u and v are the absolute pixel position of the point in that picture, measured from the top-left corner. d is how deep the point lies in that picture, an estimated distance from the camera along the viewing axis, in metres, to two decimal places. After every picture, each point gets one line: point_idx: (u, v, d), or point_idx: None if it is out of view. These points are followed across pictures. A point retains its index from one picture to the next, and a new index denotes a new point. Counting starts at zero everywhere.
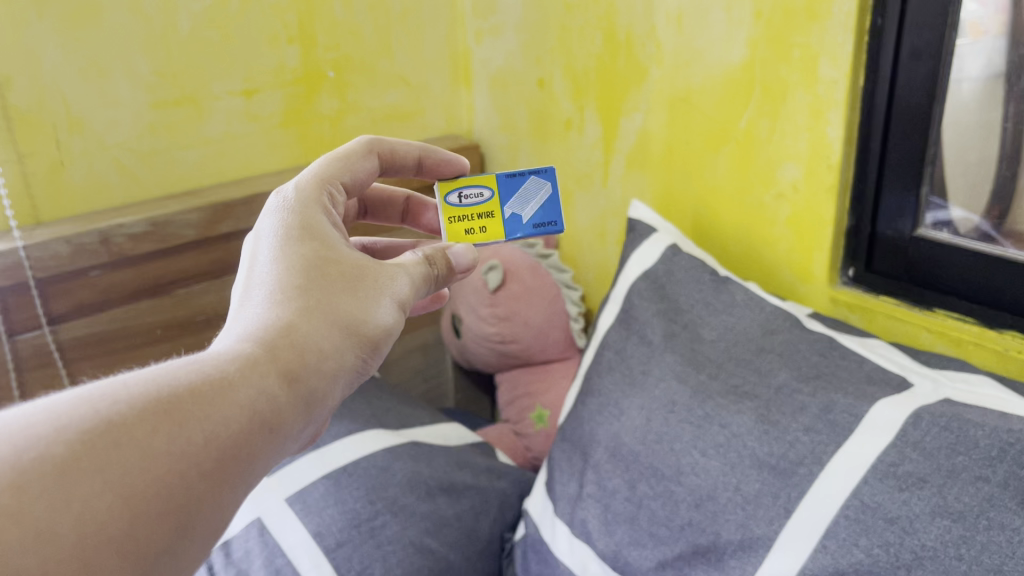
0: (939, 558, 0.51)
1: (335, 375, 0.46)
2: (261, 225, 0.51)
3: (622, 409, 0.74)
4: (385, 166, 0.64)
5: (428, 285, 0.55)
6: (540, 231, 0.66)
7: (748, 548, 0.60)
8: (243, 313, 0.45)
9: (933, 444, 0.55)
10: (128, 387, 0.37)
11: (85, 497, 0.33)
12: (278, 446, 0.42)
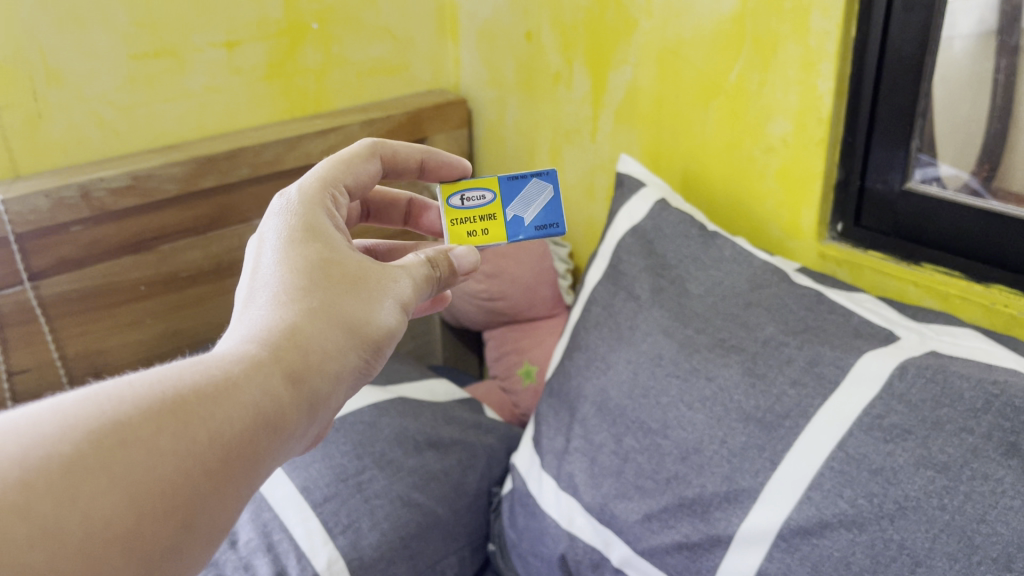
0: (922, 508, 0.52)
1: (338, 376, 0.47)
2: (266, 226, 0.52)
3: (609, 364, 0.74)
4: (389, 167, 0.64)
5: (431, 285, 0.56)
6: (543, 233, 0.66)
7: (733, 500, 0.60)
8: (247, 313, 0.47)
9: (918, 396, 0.56)
10: (135, 387, 0.39)
11: (92, 494, 0.35)
12: (282, 445, 0.43)
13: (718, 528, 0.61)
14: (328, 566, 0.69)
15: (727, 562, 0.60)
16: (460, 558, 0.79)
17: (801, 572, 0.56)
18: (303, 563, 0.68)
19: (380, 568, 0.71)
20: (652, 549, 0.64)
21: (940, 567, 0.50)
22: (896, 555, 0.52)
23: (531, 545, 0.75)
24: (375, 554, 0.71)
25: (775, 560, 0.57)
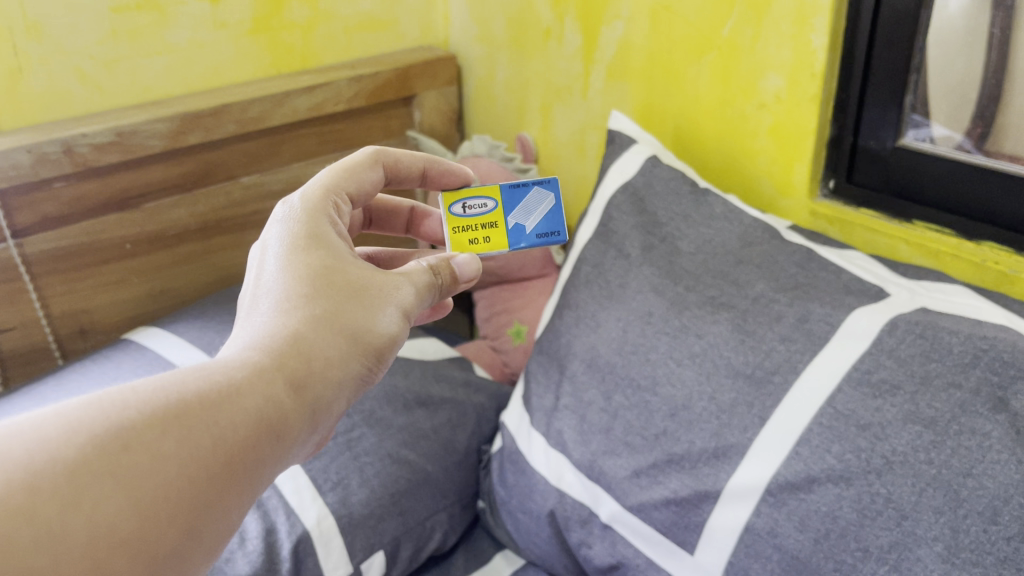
0: (909, 463, 0.52)
1: (342, 384, 0.46)
2: (268, 232, 0.50)
3: (599, 321, 0.73)
4: (392, 178, 0.61)
5: (433, 293, 0.54)
6: (545, 241, 0.64)
7: (722, 456, 0.60)
8: (250, 320, 0.45)
9: (907, 351, 0.56)
10: (138, 393, 0.38)
11: (95, 499, 0.34)
12: (285, 453, 0.42)
13: (707, 484, 0.61)
14: (318, 523, 0.69)
15: (715, 517, 0.60)
16: (450, 515, 0.79)
17: (788, 527, 0.56)
18: (292, 519, 0.68)
19: (369, 524, 0.71)
20: (640, 505, 0.65)
21: (926, 521, 0.50)
22: (882, 509, 0.52)
23: (520, 502, 0.76)
24: (364, 510, 0.71)
25: (763, 515, 0.57)
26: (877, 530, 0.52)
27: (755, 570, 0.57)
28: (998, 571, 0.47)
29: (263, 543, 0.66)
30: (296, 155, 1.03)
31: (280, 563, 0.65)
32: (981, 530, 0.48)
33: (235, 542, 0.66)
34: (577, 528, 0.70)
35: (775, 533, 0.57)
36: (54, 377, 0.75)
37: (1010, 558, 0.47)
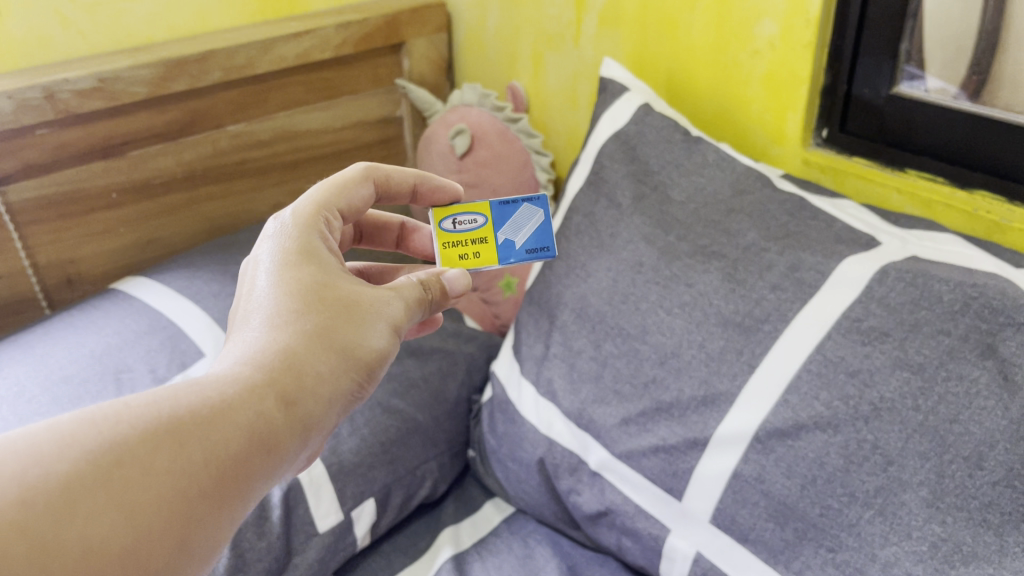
0: (897, 409, 0.52)
1: (333, 399, 0.46)
2: (259, 248, 0.51)
3: (589, 271, 0.73)
4: (380, 194, 0.61)
5: (422, 307, 0.53)
6: (534, 257, 0.63)
7: (710, 403, 0.61)
8: (240, 336, 0.45)
9: (898, 299, 0.55)
10: (130, 409, 0.39)
11: (89, 512, 0.35)
12: (276, 467, 0.43)
13: (696, 431, 0.61)
14: (308, 471, 0.69)
15: (703, 464, 0.60)
16: (441, 464, 0.80)
17: (776, 473, 0.57)
18: None
19: (360, 472, 0.72)
20: (629, 452, 0.65)
21: (912, 466, 0.51)
22: (869, 455, 0.53)
23: (510, 451, 0.76)
24: (355, 459, 0.72)
25: (751, 462, 0.58)
26: (864, 475, 0.53)
27: (742, 515, 0.58)
28: (982, 515, 0.48)
29: None
30: (283, 104, 1.01)
31: (272, 511, 0.66)
32: (966, 475, 0.49)
33: None
34: (567, 476, 0.70)
35: (763, 479, 0.57)
36: (38, 328, 0.74)
37: (994, 502, 0.48)
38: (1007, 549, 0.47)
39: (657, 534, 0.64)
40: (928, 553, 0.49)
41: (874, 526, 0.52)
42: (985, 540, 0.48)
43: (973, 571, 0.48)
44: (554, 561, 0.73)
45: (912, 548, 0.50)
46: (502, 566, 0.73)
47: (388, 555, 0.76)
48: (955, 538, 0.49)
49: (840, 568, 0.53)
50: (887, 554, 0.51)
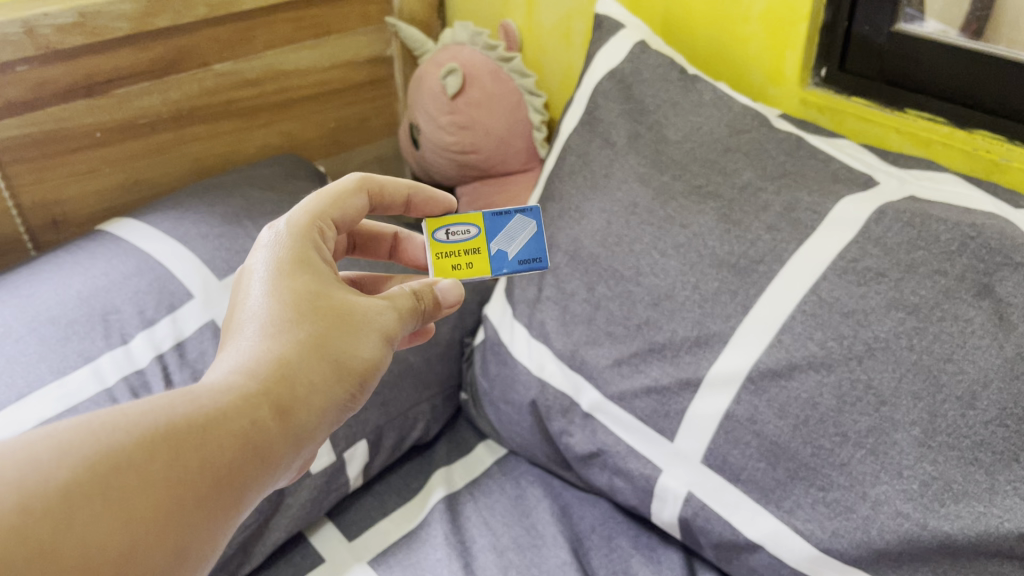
0: (891, 349, 0.52)
1: (325, 410, 0.44)
2: (252, 257, 0.48)
3: (583, 213, 0.72)
4: (374, 204, 0.59)
5: (414, 319, 0.52)
6: (527, 268, 0.62)
7: (704, 344, 0.60)
8: (235, 346, 0.43)
9: (894, 240, 0.55)
10: (129, 413, 0.37)
11: (92, 518, 0.33)
12: (269, 477, 0.41)
13: (688, 372, 0.61)
14: None
15: (695, 405, 0.60)
16: (433, 407, 0.80)
17: (768, 413, 0.57)
18: None
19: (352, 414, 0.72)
20: (621, 394, 0.65)
21: (904, 406, 0.51)
22: (862, 395, 0.53)
23: (502, 393, 0.76)
24: None
25: (743, 403, 0.58)
26: (857, 415, 0.53)
27: (734, 455, 0.58)
28: (973, 453, 0.48)
29: None
30: (270, 43, 0.99)
31: None
32: (959, 414, 0.49)
33: None
34: (559, 418, 0.70)
35: (755, 420, 0.57)
36: (23, 269, 0.73)
37: (986, 441, 0.48)
38: (998, 487, 0.48)
39: (649, 474, 0.64)
40: (918, 492, 0.50)
41: (865, 466, 0.52)
42: (976, 479, 0.48)
43: (962, 508, 0.48)
44: (548, 501, 0.74)
45: (903, 487, 0.50)
46: (495, 507, 0.74)
47: (381, 496, 0.76)
48: (946, 477, 0.49)
49: (830, 506, 0.54)
50: (878, 492, 0.51)
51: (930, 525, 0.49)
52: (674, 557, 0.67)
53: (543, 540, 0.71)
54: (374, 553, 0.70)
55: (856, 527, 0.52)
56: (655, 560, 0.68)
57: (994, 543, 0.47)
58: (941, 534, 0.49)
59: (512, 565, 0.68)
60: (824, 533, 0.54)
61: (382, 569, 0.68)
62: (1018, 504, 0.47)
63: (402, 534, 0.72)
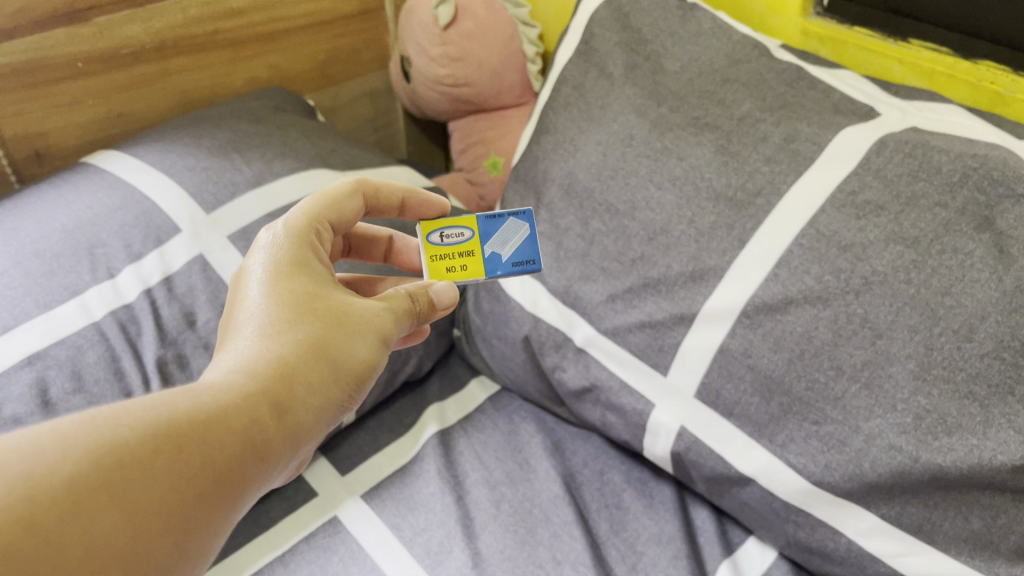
0: (888, 283, 0.51)
1: (324, 410, 0.43)
2: (251, 253, 0.47)
3: (578, 146, 0.70)
4: (371, 206, 0.57)
5: (410, 319, 0.50)
6: (521, 270, 0.59)
7: (699, 279, 0.60)
8: (233, 344, 0.42)
9: (894, 172, 0.54)
10: (129, 409, 0.35)
11: (91, 516, 0.32)
12: (266, 478, 0.39)
13: (683, 307, 0.60)
14: None
15: (690, 340, 0.60)
16: (426, 343, 0.79)
17: (763, 348, 0.56)
18: None
19: None
20: (615, 329, 0.64)
21: (900, 340, 0.51)
22: (858, 329, 0.52)
23: (495, 330, 0.75)
24: None
25: (738, 337, 0.57)
26: (852, 349, 0.52)
27: (727, 390, 0.58)
28: (968, 387, 0.48)
29: None
30: None
31: None
32: (955, 348, 0.49)
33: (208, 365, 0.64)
34: (552, 353, 0.70)
35: (749, 354, 0.57)
36: (6, 201, 0.72)
37: (982, 375, 0.48)
38: (991, 421, 0.47)
39: (641, 409, 0.64)
40: (912, 425, 0.50)
41: (859, 399, 0.52)
42: (970, 412, 0.48)
43: (955, 441, 0.48)
44: (540, 436, 0.75)
45: (897, 420, 0.50)
46: (488, 442, 0.74)
47: (373, 431, 0.76)
48: (940, 410, 0.49)
49: (823, 440, 0.54)
50: (871, 426, 0.51)
51: (922, 458, 0.49)
52: (666, 492, 0.69)
53: (535, 474, 0.71)
54: (367, 487, 0.70)
55: (848, 460, 0.52)
56: (647, 495, 0.69)
57: (986, 475, 0.48)
58: (933, 467, 0.49)
59: (504, 500, 0.69)
60: (816, 466, 0.54)
61: (375, 504, 0.68)
62: (1011, 438, 0.47)
63: (395, 469, 0.72)
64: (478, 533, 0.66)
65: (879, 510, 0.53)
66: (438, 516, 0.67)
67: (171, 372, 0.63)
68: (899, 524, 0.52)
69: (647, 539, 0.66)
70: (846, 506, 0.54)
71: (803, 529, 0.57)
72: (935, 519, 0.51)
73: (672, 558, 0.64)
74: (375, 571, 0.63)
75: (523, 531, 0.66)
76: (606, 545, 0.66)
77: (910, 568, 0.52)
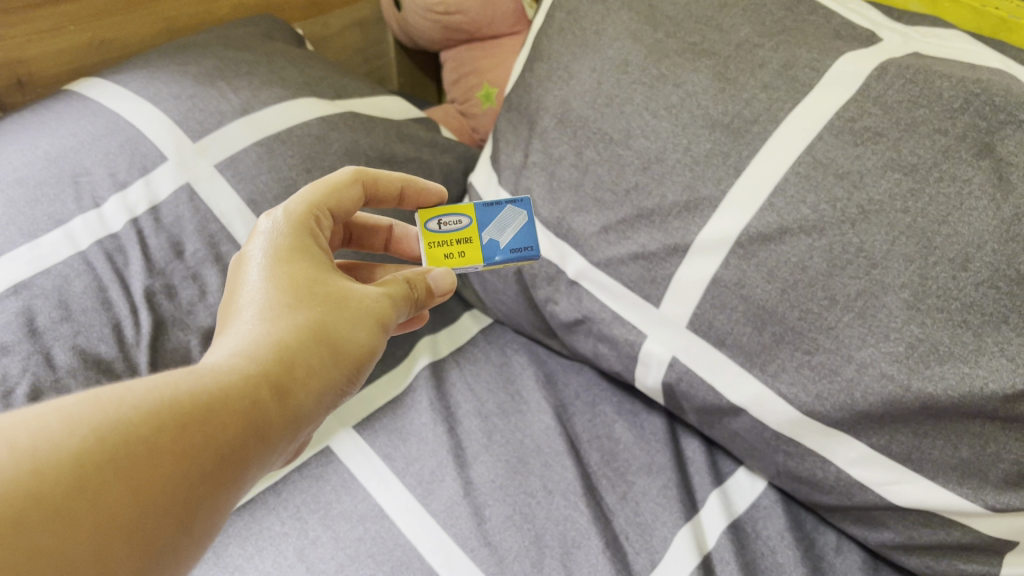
0: (885, 212, 0.51)
1: (324, 393, 0.44)
2: (249, 242, 0.48)
3: (572, 73, 0.69)
4: (371, 197, 0.58)
5: (409, 307, 0.51)
6: (519, 257, 0.60)
7: (693, 209, 0.59)
8: (234, 328, 0.43)
9: (895, 98, 0.53)
10: (134, 389, 0.36)
11: (97, 491, 0.33)
12: (268, 458, 0.40)
13: (676, 237, 0.59)
14: None
15: (683, 271, 0.59)
16: None
17: (756, 278, 0.56)
18: None
19: None
20: (607, 261, 0.64)
21: (895, 270, 0.50)
22: (853, 259, 0.52)
23: None
24: None
25: (731, 268, 0.57)
26: (846, 279, 0.52)
27: (719, 321, 0.58)
28: (962, 316, 0.48)
29: None
30: None
31: None
32: (950, 277, 0.48)
33: (196, 295, 0.64)
34: (545, 286, 0.69)
35: (742, 285, 0.56)
36: None
37: (976, 303, 0.47)
38: (984, 349, 0.47)
39: (633, 340, 0.64)
40: (904, 355, 0.50)
41: (852, 329, 0.52)
42: (963, 341, 0.48)
43: (947, 369, 0.48)
44: (532, 369, 0.75)
45: (889, 349, 0.50)
46: (480, 375, 0.74)
47: None
48: (933, 339, 0.49)
49: (815, 370, 0.54)
50: (864, 355, 0.51)
51: (913, 387, 0.49)
52: (657, 423, 0.69)
53: (527, 406, 0.71)
54: (360, 418, 0.70)
55: (840, 390, 0.52)
56: (638, 425, 0.70)
57: (977, 403, 0.47)
58: (924, 396, 0.49)
59: (496, 431, 0.69)
60: (807, 396, 0.54)
61: (367, 434, 0.69)
62: (1002, 366, 0.46)
63: (387, 400, 0.72)
64: (470, 463, 0.66)
65: (868, 439, 0.53)
66: (430, 446, 0.67)
67: (159, 302, 0.62)
68: (887, 453, 0.53)
69: (638, 470, 0.66)
70: (834, 436, 0.55)
71: (792, 459, 0.58)
72: (924, 448, 0.51)
73: (663, 487, 0.64)
74: (367, 500, 0.64)
75: (515, 461, 0.66)
76: (597, 475, 0.66)
77: (896, 496, 0.53)
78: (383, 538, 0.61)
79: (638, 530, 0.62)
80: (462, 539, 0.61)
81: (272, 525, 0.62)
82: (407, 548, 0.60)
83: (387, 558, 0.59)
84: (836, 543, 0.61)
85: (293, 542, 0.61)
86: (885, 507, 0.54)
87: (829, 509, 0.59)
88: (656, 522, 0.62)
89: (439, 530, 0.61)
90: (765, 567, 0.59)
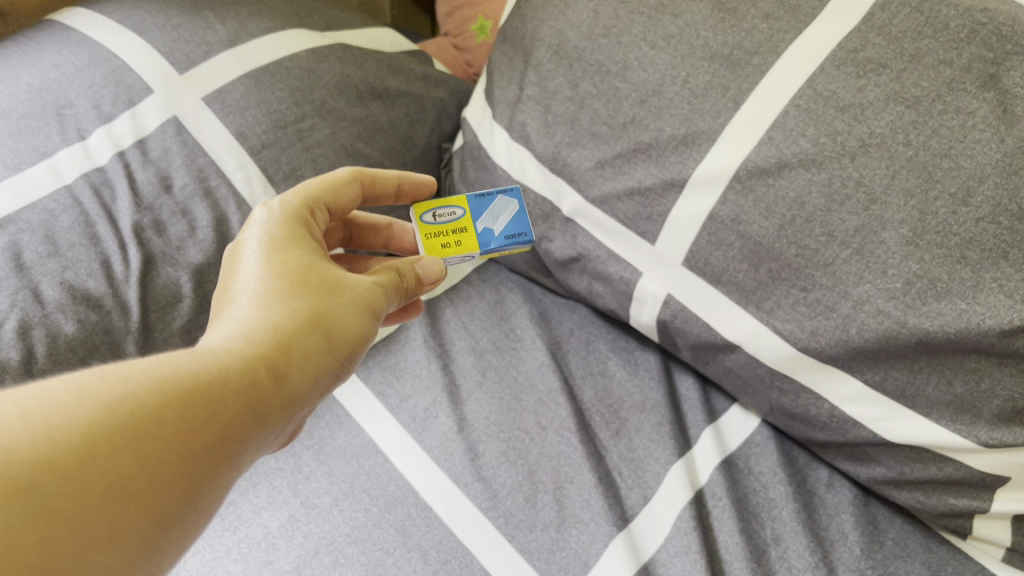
0: (886, 145, 0.50)
1: (320, 376, 0.44)
2: (244, 231, 0.48)
3: (568, 3, 0.67)
4: (368, 193, 0.59)
5: (399, 299, 0.52)
6: (514, 243, 0.63)
7: (691, 143, 0.57)
8: (230, 313, 0.43)
9: (899, 28, 0.51)
10: (137, 367, 0.37)
11: (106, 459, 0.33)
12: (269, 435, 0.41)
13: (673, 173, 0.58)
14: None
15: (680, 207, 0.58)
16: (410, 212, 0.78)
17: (753, 214, 0.55)
18: (244, 211, 0.65)
19: None
20: (602, 197, 0.63)
21: (894, 205, 0.49)
22: (852, 194, 0.51)
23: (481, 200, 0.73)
24: None
25: (728, 203, 0.56)
26: (844, 215, 0.51)
27: (715, 258, 0.57)
28: (961, 252, 0.47)
29: (214, 233, 0.64)
30: None
31: None
32: (950, 212, 0.47)
33: (186, 231, 0.63)
34: (539, 223, 0.68)
35: (739, 221, 0.55)
36: None
37: (975, 239, 0.47)
38: (983, 285, 0.47)
39: (628, 278, 0.63)
40: (901, 291, 0.49)
41: (849, 266, 0.51)
42: (961, 277, 0.47)
43: (944, 306, 0.48)
44: (527, 306, 0.74)
45: (887, 285, 0.50)
46: (474, 312, 0.74)
47: None
48: (931, 275, 0.48)
49: (811, 307, 0.53)
50: (860, 292, 0.51)
51: (909, 324, 0.49)
52: (651, 361, 0.69)
53: (522, 344, 0.71)
54: None
55: (836, 327, 0.52)
56: (632, 362, 0.69)
57: (973, 339, 0.47)
58: (920, 331, 0.49)
59: (490, 368, 0.69)
60: (802, 333, 0.54)
61: (361, 371, 0.68)
62: (1000, 303, 0.46)
63: (381, 337, 0.71)
64: (464, 400, 0.66)
65: (862, 376, 0.53)
66: (424, 383, 0.67)
67: (148, 237, 0.61)
68: (882, 389, 0.53)
69: (631, 407, 0.66)
70: (828, 373, 0.55)
71: (786, 396, 0.58)
72: (918, 385, 0.51)
73: (656, 424, 0.64)
74: (361, 436, 0.64)
75: (509, 397, 0.66)
76: (591, 412, 0.66)
77: (890, 432, 0.53)
78: (377, 473, 0.61)
79: (631, 466, 0.62)
80: (455, 474, 0.61)
81: (266, 461, 0.62)
82: (401, 483, 0.60)
83: (380, 493, 0.60)
84: (828, 478, 0.61)
85: (287, 477, 0.61)
86: (877, 443, 0.55)
87: (821, 446, 0.59)
88: (649, 458, 0.62)
89: (433, 465, 0.61)
90: (756, 502, 0.60)
